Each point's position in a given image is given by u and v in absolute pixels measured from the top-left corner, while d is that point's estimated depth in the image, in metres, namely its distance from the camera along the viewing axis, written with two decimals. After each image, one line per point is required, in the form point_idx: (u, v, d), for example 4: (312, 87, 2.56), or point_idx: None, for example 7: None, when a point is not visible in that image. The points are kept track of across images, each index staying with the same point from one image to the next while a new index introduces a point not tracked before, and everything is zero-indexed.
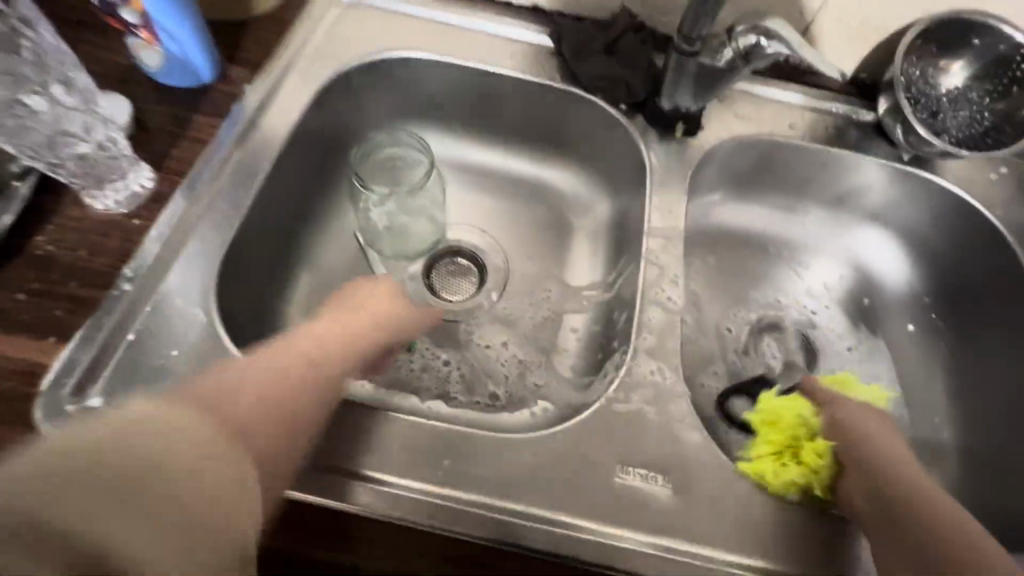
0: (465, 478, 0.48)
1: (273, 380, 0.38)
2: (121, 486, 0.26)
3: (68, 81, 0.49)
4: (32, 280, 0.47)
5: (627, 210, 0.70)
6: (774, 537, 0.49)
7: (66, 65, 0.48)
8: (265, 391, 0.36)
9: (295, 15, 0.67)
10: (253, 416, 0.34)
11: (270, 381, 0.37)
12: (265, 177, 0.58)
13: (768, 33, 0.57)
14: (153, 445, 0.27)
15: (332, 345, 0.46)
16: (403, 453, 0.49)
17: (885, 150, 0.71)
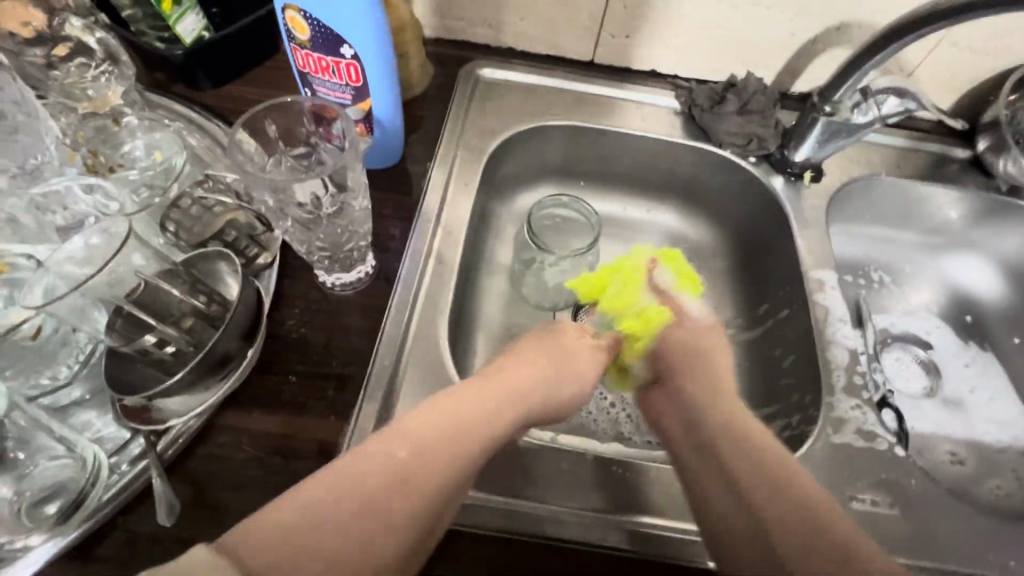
0: (649, 500, 0.53)
1: (446, 443, 0.42)
2: (297, 521, 0.35)
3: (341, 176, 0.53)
4: (298, 362, 0.51)
5: (762, 250, 0.76)
6: (1003, 556, 0.52)
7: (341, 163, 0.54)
8: (435, 454, 0.41)
9: (453, 95, 0.74)
10: (423, 482, 0.40)
11: (440, 444, 0.42)
12: (461, 246, 0.62)
13: (901, 92, 0.65)
14: (322, 488, 0.37)
15: (505, 401, 0.48)
16: (591, 483, 0.53)
17: (983, 182, 0.79)
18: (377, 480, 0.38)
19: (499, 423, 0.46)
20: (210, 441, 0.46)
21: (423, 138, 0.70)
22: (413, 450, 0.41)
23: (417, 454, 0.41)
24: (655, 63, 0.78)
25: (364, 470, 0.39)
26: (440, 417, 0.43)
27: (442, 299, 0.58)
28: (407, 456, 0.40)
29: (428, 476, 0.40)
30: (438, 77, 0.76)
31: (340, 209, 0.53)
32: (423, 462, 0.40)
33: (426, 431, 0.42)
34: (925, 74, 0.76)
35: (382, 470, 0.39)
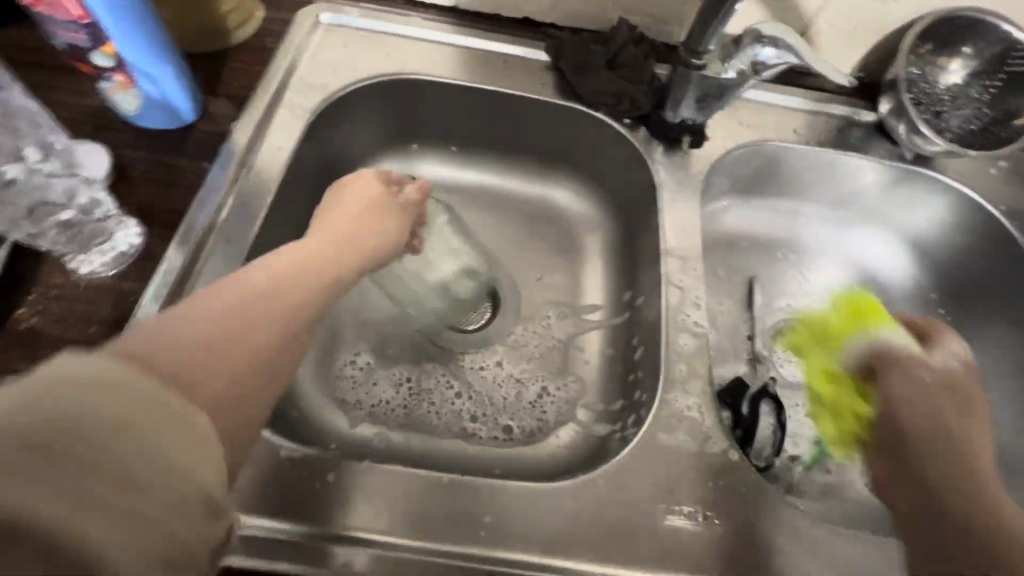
0: (484, 533, 0.43)
1: (251, 358, 0.33)
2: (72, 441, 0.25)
3: (48, 145, 0.47)
4: (19, 360, 0.43)
5: (638, 224, 0.68)
6: None
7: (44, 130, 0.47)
8: (291, 308, 0.37)
9: (279, 43, 0.64)
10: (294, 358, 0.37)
11: (247, 317, 0.34)
12: (261, 223, 0.54)
13: (773, 42, 0.55)
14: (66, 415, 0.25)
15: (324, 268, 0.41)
16: (397, 511, 0.44)
17: (887, 149, 0.71)
18: (197, 351, 0.31)
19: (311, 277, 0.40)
20: None
21: (234, 93, 0.60)
22: (216, 325, 0.33)
23: (257, 320, 0.35)
24: (523, 9, 0.68)
25: (150, 411, 0.27)
26: (231, 283, 0.35)
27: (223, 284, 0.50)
28: (243, 319, 0.34)
29: (283, 315, 0.37)
30: (267, 22, 0.65)
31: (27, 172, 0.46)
32: (245, 326, 0.34)
33: (225, 319, 0.33)
34: (825, 24, 0.66)
35: (191, 345, 0.31)
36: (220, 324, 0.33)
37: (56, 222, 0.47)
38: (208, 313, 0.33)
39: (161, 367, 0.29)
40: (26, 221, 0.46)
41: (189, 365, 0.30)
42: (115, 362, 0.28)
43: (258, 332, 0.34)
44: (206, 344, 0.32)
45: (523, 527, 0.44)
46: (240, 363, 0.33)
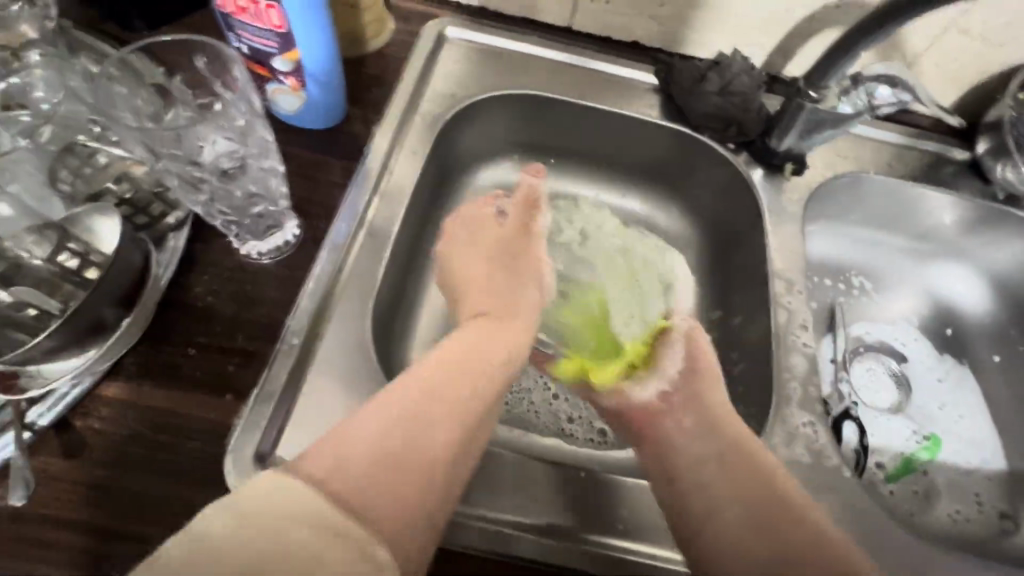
0: (641, 528, 0.48)
1: (412, 450, 0.40)
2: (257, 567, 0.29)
3: (263, 144, 0.47)
4: (198, 334, 0.47)
5: (736, 244, 0.71)
6: None
7: (264, 129, 0.47)
8: (460, 409, 0.44)
9: (411, 54, 0.68)
10: (466, 454, 0.44)
11: (422, 419, 0.42)
12: (400, 221, 0.57)
13: (892, 81, 0.59)
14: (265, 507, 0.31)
15: (473, 378, 0.47)
16: (545, 498, 0.48)
17: (978, 187, 0.73)
18: (369, 478, 0.36)
19: (459, 390, 0.45)
20: (93, 414, 0.43)
21: (374, 99, 0.64)
22: (387, 427, 0.40)
23: (436, 419, 0.42)
24: (636, 34, 0.72)
25: (371, 501, 0.35)
26: (410, 387, 0.43)
27: (371, 276, 0.53)
28: (424, 416, 0.42)
29: (454, 409, 0.44)
30: (400, 33, 0.70)
31: (240, 166, 0.47)
32: (411, 432, 0.40)
33: (400, 410, 0.41)
34: (928, 65, 0.69)
35: (388, 457, 0.38)
36: (406, 442, 0.40)
37: (252, 213, 0.49)
38: (376, 425, 0.40)
39: (339, 484, 0.35)
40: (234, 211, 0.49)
41: (358, 476, 0.36)
42: (288, 483, 0.34)
43: (436, 430, 0.42)
44: (399, 445, 0.39)
45: (644, 518, 0.49)
46: (423, 474, 0.39)
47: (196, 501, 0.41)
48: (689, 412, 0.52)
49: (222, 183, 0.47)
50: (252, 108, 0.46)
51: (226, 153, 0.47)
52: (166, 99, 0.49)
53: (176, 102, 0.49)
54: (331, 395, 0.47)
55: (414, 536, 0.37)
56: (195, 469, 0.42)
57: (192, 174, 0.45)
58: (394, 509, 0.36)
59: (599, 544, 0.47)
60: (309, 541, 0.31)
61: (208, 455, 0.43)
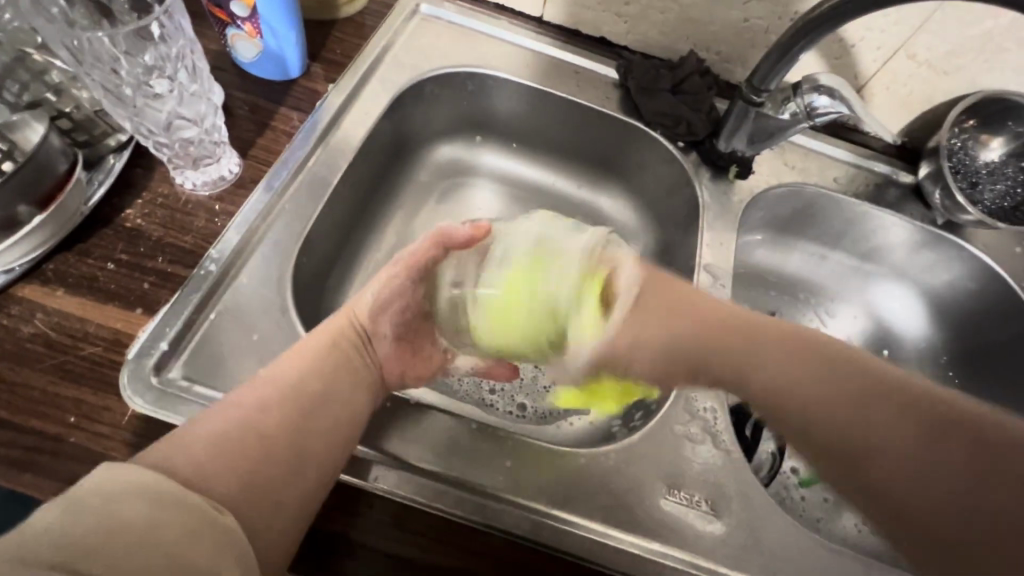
0: (529, 485, 0.48)
1: (257, 440, 0.41)
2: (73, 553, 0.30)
3: (195, 69, 0.50)
4: (120, 251, 0.48)
5: (677, 240, 0.73)
6: None
7: (197, 56, 0.49)
8: (300, 400, 0.44)
9: (381, 24, 0.71)
10: (323, 436, 0.43)
11: (280, 407, 0.43)
12: (340, 174, 0.59)
13: (829, 92, 0.61)
14: (104, 513, 0.33)
15: (333, 362, 0.47)
16: (438, 445, 0.49)
17: (920, 212, 0.75)
18: (205, 452, 0.39)
19: (320, 381, 0.46)
20: (3, 311, 0.44)
21: (337, 60, 0.67)
22: (243, 419, 0.42)
23: (271, 409, 0.43)
24: (602, 29, 0.75)
25: (207, 474, 0.38)
26: (273, 381, 0.44)
27: (303, 221, 0.55)
28: (263, 407, 0.43)
29: (298, 411, 0.44)
30: (373, 3, 0.72)
31: (172, 87, 0.49)
32: (263, 421, 0.42)
33: (259, 398, 0.43)
34: (878, 87, 0.71)
35: (227, 440, 0.40)
36: (249, 431, 0.41)
37: (181, 137, 0.51)
38: (229, 410, 0.42)
39: (182, 468, 0.38)
40: (159, 131, 0.50)
41: (194, 458, 0.39)
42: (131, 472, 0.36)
43: (271, 416, 0.42)
44: (235, 432, 0.41)
45: (544, 483, 0.48)
46: (261, 453, 0.41)
47: (89, 402, 0.42)
48: (774, 363, 0.45)
49: (151, 100, 0.49)
50: (184, 34, 0.48)
51: (156, 72, 0.48)
52: (108, 18, 0.48)
53: (117, 23, 0.49)
54: (240, 323, 0.49)
55: (251, 504, 0.39)
56: (92, 373, 0.43)
57: (119, 88, 0.47)
58: (226, 486, 0.38)
59: (488, 495, 0.47)
60: (143, 513, 0.34)
61: (107, 361, 0.44)
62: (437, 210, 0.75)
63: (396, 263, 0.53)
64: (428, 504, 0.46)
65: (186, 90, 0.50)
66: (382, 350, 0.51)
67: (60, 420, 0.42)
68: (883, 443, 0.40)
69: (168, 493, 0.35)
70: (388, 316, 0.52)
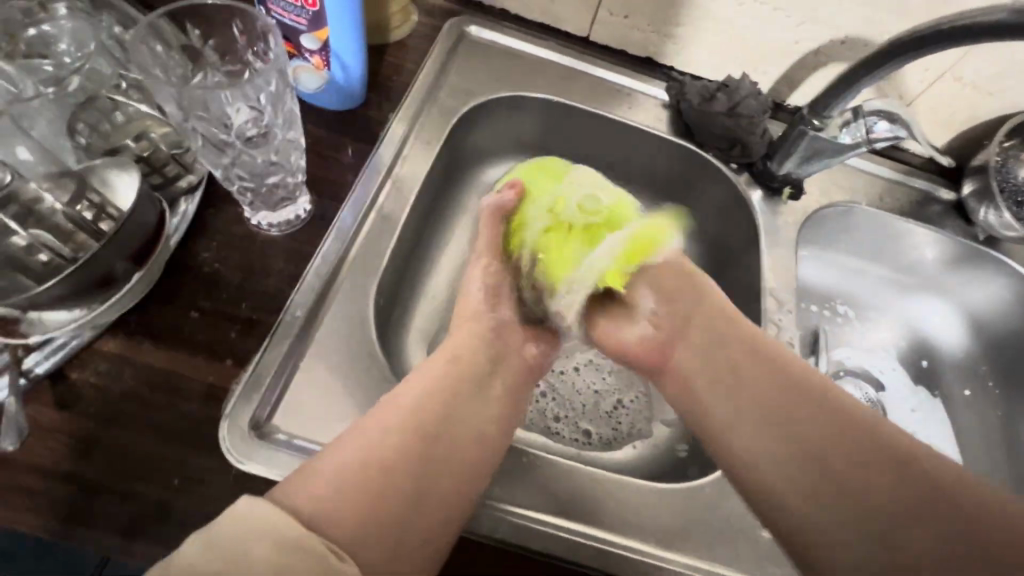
0: (629, 525, 0.48)
1: (378, 469, 0.40)
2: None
3: (291, 116, 0.48)
4: (202, 298, 0.47)
5: (732, 261, 0.73)
6: None
7: (295, 102, 0.48)
8: (420, 427, 0.44)
9: (432, 47, 0.69)
10: (444, 469, 0.43)
11: (401, 434, 0.43)
12: (409, 207, 0.58)
13: (890, 117, 0.61)
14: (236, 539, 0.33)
15: (447, 390, 0.47)
16: (535, 488, 0.49)
17: (961, 228, 0.77)
18: (330, 481, 0.39)
19: (438, 407, 0.46)
20: (90, 368, 0.42)
21: (392, 87, 0.65)
22: (366, 446, 0.41)
23: (394, 434, 0.42)
24: (651, 50, 0.74)
25: (328, 511, 0.37)
26: (390, 411, 0.44)
27: (378, 259, 0.54)
28: (383, 433, 0.42)
29: (419, 439, 0.43)
30: (421, 25, 0.71)
31: (265, 133, 0.48)
32: (383, 449, 0.41)
33: (380, 425, 0.43)
34: (923, 107, 0.73)
35: (351, 472, 0.40)
36: (371, 460, 0.41)
37: (269, 183, 0.49)
38: (351, 438, 0.42)
39: (303, 504, 0.37)
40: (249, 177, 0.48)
41: (318, 489, 0.38)
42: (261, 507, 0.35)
43: (396, 442, 0.42)
44: (358, 463, 0.40)
45: (643, 521, 0.49)
46: (383, 485, 0.40)
47: (191, 461, 0.41)
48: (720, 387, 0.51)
49: (244, 146, 0.47)
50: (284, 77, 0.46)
51: (252, 119, 0.47)
52: (195, 62, 0.49)
53: (203, 66, 0.50)
54: (329, 370, 0.47)
55: (371, 546, 0.38)
56: (190, 431, 0.42)
57: (217, 135, 0.46)
58: (349, 523, 0.37)
59: (592, 538, 0.47)
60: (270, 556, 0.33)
61: (204, 417, 0.43)
62: None
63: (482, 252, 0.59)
64: (536, 551, 0.46)
65: (279, 135, 0.48)
66: (508, 336, 0.56)
67: (163, 482, 0.40)
68: (795, 456, 0.46)
69: (286, 534, 0.34)
70: (501, 308, 0.58)
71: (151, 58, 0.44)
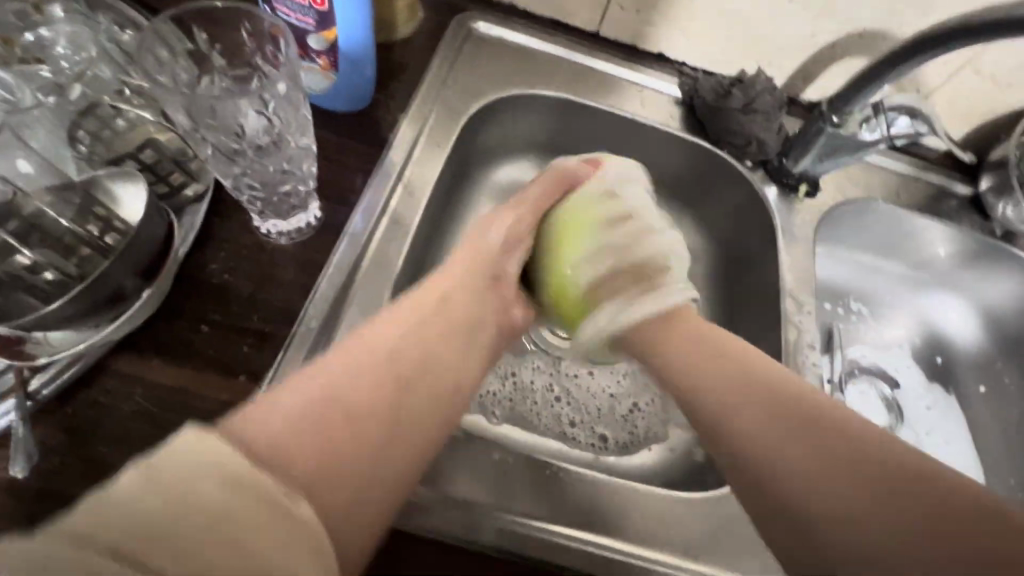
0: (654, 536, 0.48)
1: (344, 412, 0.36)
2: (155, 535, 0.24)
3: (302, 123, 0.47)
4: (213, 312, 0.45)
5: (748, 261, 0.72)
6: None
7: (306, 108, 0.46)
8: (398, 368, 0.40)
9: (439, 45, 0.67)
10: (419, 414, 0.40)
11: (376, 375, 0.39)
12: (421, 211, 0.57)
13: (913, 112, 0.60)
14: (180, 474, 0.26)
15: (432, 334, 0.44)
16: (558, 500, 0.48)
17: (978, 223, 0.76)
18: (291, 420, 0.34)
19: (416, 349, 0.43)
20: (98, 387, 0.41)
21: (400, 87, 0.64)
22: (335, 382, 0.38)
23: (366, 374, 0.39)
24: (663, 46, 0.73)
25: (282, 448, 0.32)
26: (363, 349, 0.40)
27: (391, 266, 0.52)
28: (354, 370, 0.39)
29: (393, 379, 0.40)
30: (428, 23, 0.69)
31: (277, 141, 0.46)
32: (350, 388, 0.38)
33: (351, 364, 0.39)
34: (940, 100, 0.71)
35: (311, 410, 0.35)
36: (336, 395, 0.37)
37: (280, 193, 0.48)
38: (318, 375, 0.38)
39: (258, 437, 0.32)
40: (261, 187, 0.47)
41: (271, 426, 0.33)
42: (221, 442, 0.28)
43: (367, 385, 0.38)
44: (322, 400, 0.36)
45: (668, 531, 0.48)
46: (348, 423, 0.36)
47: None
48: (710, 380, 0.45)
49: (256, 156, 0.46)
50: (296, 84, 0.45)
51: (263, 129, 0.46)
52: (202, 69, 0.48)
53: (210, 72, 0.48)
54: None
55: (334, 490, 0.33)
56: None
57: (229, 146, 0.45)
58: (309, 463, 0.33)
59: (618, 551, 0.46)
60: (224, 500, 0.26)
61: None
62: None
63: (509, 206, 0.57)
64: (560, 566, 0.46)
65: (292, 143, 0.47)
66: (505, 293, 0.53)
67: None
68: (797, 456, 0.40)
69: (245, 477, 0.27)
70: (513, 256, 0.55)
71: (157, 64, 0.43)
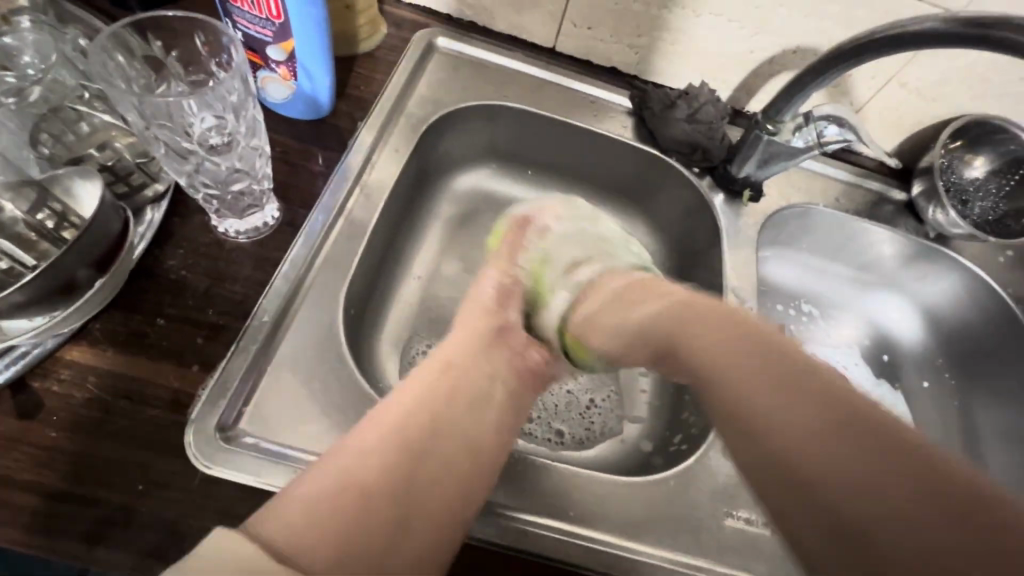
0: (597, 518, 0.49)
1: (358, 494, 0.36)
2: None
3: (252, 124, 0.49)
4: (168, 305, 0.47)
5: (697, 262, 0.76)
6: None
7: (257, 109, 0.49)
8: (410, 438, 0.40)
9: (401, 58, 0.71)
10: (434, 483, 0.39)
11: (391, 447, 0.39)
12: (377, 213, 0.59)
13: (840, 121, 0.64)
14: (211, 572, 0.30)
15: (445, 395, 0.43)
16: (509, 485, 0.50)
17: (913, 226, 0.80)
18: (301, 509, 0.35)
19: (429, 416, 0.42)
20: (52, 376, 0.43)
21: (361, 96, 0.67)
22: (351, 460, 0.38)
23: (375, 451, 0.38)
24: (615, 60, 0.77)
25: (299, 547, 0.33)
26: (377, 421, 0.40)
27: (345, 262, 0.54)
28: (371, 449, 0.39)
29: (404, 448, 0.39)
30: (390, 38, 0.72)
31: (229, 142, 0.49)
32: (369, 466, 0.38)
33: (364, 440, 0.39)
34: (872, 112, 0.76)
35: (328, 494, 0.35)
36: (352, 476, 0.37)
37: (234, 190, 0.51)
38: (337, 453, 0.38)
39: (271, 537, 0.33)
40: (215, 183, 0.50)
41: (286, 519, 0.34)
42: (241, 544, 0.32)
43: (374, 462, 0.38)
44: (335, 488, 0.36)
45: (611, 514, 0.50)
46: (363, 501, 0.36)
47: (156, 465, 0.41)
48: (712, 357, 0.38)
49: (208, 154, 0.49)
50: (246, 86, 0.47)
51: (213, 129, 0.48)
52: (158, 73, 0.50)
53: (167, 77, 0.51)
54: (296, 375, 0.48)
55: None
56: (155, 436, 0.42)
57: (180, 144, 0.47)
58: (325, 558, 0.33)
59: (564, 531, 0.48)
60: None
61: (169, 422, 0.43)
62: (460, 239, 0.76)
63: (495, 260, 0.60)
64: (512, 548, 0.47)
65: (243, 142, 0.49)
66: (517, 335, 0.53)
67: (128, 489, 0.40)
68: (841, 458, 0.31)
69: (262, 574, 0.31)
70: (511, 307, 0.55)
71: (115, 68, 0.45)
